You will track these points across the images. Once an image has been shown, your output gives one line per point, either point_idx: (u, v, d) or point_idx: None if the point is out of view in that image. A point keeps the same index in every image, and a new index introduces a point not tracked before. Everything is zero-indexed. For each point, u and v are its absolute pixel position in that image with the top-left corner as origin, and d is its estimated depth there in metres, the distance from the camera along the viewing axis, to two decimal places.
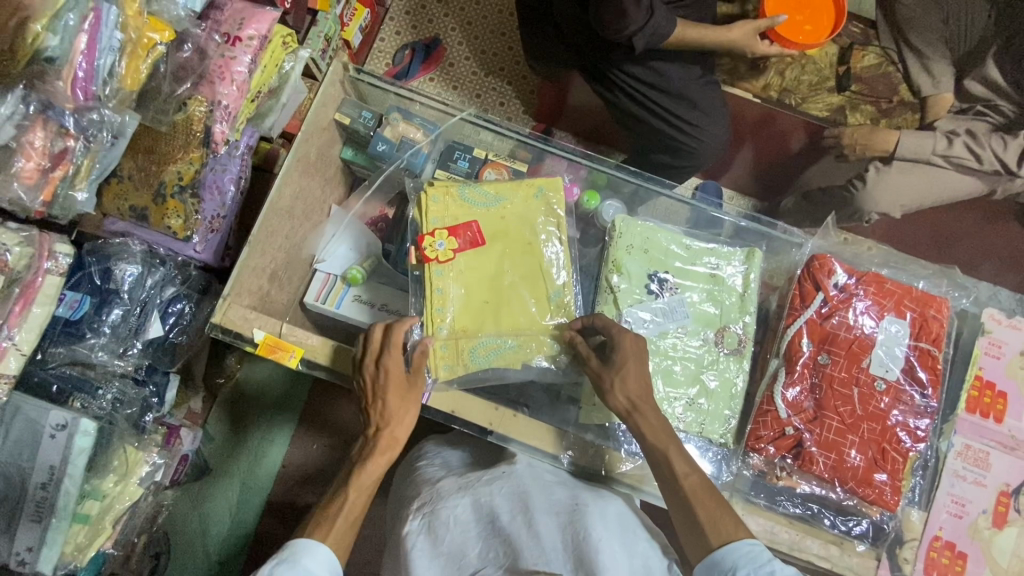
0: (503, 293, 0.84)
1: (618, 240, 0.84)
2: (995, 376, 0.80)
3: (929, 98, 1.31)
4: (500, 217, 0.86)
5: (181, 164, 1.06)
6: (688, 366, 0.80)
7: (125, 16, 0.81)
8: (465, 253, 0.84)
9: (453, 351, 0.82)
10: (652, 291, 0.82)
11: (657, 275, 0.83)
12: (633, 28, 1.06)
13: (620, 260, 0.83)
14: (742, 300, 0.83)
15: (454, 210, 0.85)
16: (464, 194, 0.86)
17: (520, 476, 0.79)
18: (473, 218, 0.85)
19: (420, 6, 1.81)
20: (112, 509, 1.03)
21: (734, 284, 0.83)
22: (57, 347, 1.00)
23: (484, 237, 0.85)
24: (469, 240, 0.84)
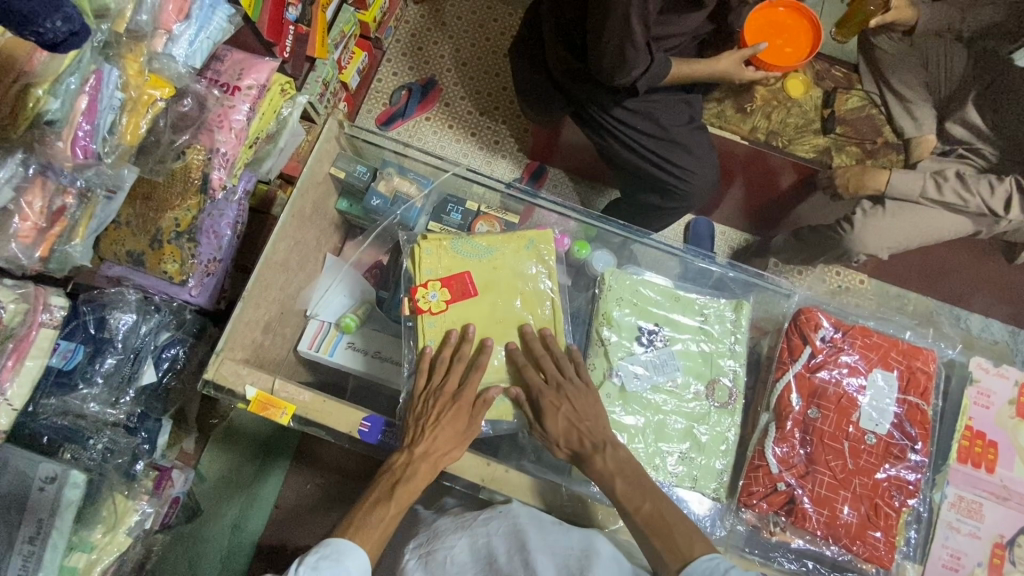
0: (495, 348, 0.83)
1: (608, 292, 0.85)
2: (985, 426, 0.81)
3: (913, 140, 1.33)
4: (492, 268, 0.86)
5: (179, 211, 1.07)
6: (680, 418, 0.80)
7: (127, 77, 0.84)
8: (456, 304, 0.84)
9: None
10: (643, 344, 0.83)
11: (650, 325, 0.84)
12: (637, 71, 1.08)
13: (609, 313, 0.84)
14: (733, 353, 0.84)
15: (447, 261, 0.86)
16: (457, 246, 0.87)
17: (514, 516, 0.79)
18: (466, 268, 0.86)
19: (416, 48, 1.87)
20: (100, 561, 1.02)
21: (725, 335, 0.84)
22: (49, 399, 1.00)
23: (479, 289, 0.85)
24: (462, 291, 0.84)
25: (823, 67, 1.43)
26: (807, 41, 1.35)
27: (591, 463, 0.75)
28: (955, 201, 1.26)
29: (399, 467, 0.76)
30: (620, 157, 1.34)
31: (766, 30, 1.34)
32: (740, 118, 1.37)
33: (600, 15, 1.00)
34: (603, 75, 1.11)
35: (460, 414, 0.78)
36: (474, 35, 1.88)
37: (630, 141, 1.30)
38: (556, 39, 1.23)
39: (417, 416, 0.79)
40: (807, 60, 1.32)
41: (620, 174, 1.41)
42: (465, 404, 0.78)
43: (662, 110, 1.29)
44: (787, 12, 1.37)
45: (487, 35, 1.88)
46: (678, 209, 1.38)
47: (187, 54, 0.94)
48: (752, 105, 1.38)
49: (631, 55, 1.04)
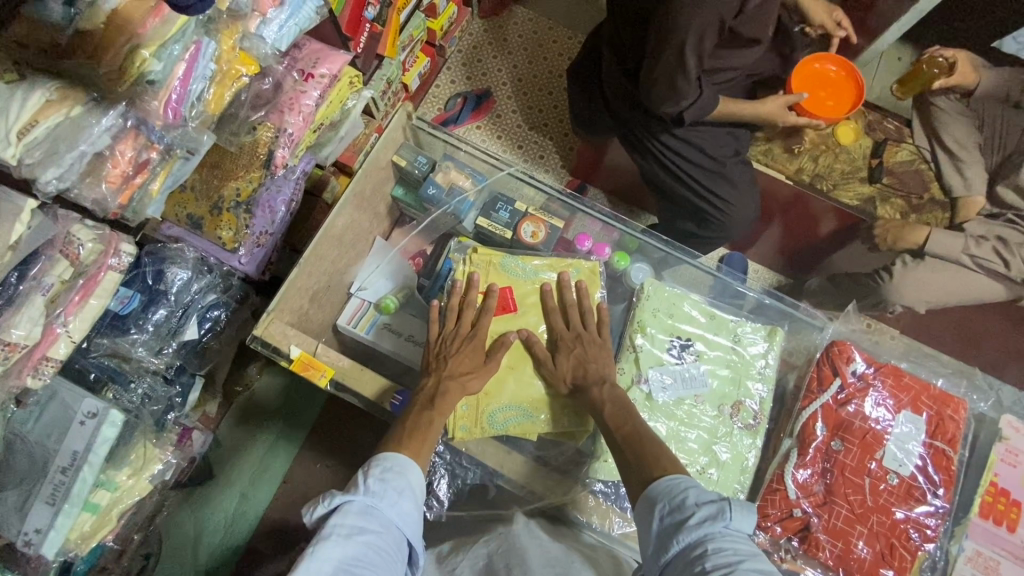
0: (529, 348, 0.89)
1: (645, 302, 0.88)
2: (1010, 484, 0.80)
3: (960, 199, 1.33)
4: (536, 289, 0.91)
5: (241, 181, 1.15)
6: (702, 430, 0.82)
7: (221, 51, 0.91)
8: (496, 317, 0.89)
9: (472, 412, 0.86)
10: (675, 355, 0.85)
11: (682, 338, 0.86)
12: (685, 102, 1.12)
13: (644, 323, 0.86)
14: (761, 372, 0.86)
15: (493, 276, 0.91)
16: (505, 264, 0.92)
17: (515, 536, 0.80)
18: (507, 286, 0.91)
19: (475, 60, 1.94)
20: (120, 502, 1.06)
21: (753, 355, 0.86)
22: (103, 338, 1.05)
23: (516, 304, 0.90)
24: (503, 303, 0.90)
25: (876, 117, 1.44)
26: (850, 101, 1.36)
27: (591, 390, 0.82)
28: (994, 262, 1.25)
29: (430, 388, 0.82)
30: (664, 184, 1.37)
31: (811, 81, 1.37)
32: (788, 158, 1.38)
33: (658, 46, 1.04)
34: (653, 103, 1.14)
35: (477, 347, 0.85)
36: (533, 53, 1.95)
37: (675, 166, 1.32)
38: (614, 64, 1.27)
39: (436, 351, 0.86)
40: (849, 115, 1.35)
41: (661, 200, 1.43)
42: (480, 339, 0.86)
43: (710, 139, 1.31)
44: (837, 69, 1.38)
45: (546, 55, 1.95)
46: (715, 238, 1.41)
47: (276, 37, 0.99)
48: (802, 146, 1.39)
49: (682, 87, 1.08)
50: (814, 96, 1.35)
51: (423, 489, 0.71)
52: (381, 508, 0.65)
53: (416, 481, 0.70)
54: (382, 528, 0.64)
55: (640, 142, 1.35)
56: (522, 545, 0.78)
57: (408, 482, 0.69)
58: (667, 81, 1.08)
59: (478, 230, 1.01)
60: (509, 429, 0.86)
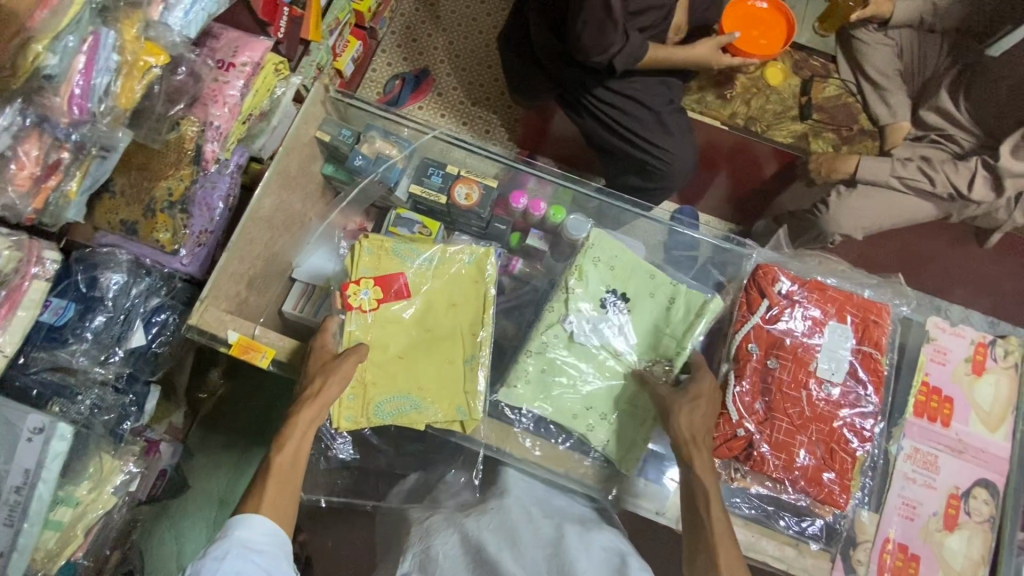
0: (431, 338, 0.90)
1: (589, 250, 0.92)
2: (941, 382, 0.85)
3: (888, 126, 1.36)
4: (425, 277, 0.92)
5: (172, 181, 1.14)
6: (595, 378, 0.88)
7: (123, 40, 0.88)
8: (388, 303, 0.89)
9: (359, 402, 0.85)
10: (604, 304, 0.90)
11: (616, 292, 0.91)
12: (614, 49, 1.14)
13: (581, 270, 0.91)
14: (662, 323, 0.90)
15: (385, 262, 0.91)
16: (397, 250, 0.92)
17: (509, 513, 0.83)
18: (400, 270, 0.91)
19: (411, 40, 1.92)
20: (85, 518, 1.05)
21: (655, 307, 0.91)
22: (40, 351, 1.03)
23: (410, 290, 0.91)
24: (396, 290, 0.90)
25: (802, 56, 1.47)
26: (780, 34, 1.40)
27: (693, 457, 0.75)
28: (919, 180, 1.28)
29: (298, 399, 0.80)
30: (604, 141, 1.37)
31: (743, 21, 1.40)
32: (720, 104, 1.42)
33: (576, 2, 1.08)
34: (583, 56, 1.16)
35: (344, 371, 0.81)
36: (468, 28, 1.93)
37: (612, 119, 1.33)
38: (540, 19, 1.27)
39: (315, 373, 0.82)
40: (782, 51, 1.37)
41: (604, 158, 1.43)
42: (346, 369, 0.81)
43: (642, 89, 1.32)
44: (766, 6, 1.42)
45: (480, 29, 1.94)
46: (658, 190, 1.41)
47: (182, 23, 0.96)
48: (733, 91, 1.42)
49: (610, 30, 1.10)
50: (746, 35, 1.38)
51: (274, 546, 0.69)
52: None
53: (255, 533, 0.68)
54: None
55: (575, 99, 1.36)
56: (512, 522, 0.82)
57: (238, 540, 0.67)
58: (595, 28, 1.10)
59: (413, 199, 1.01)
60: (398, 418, 0.85)
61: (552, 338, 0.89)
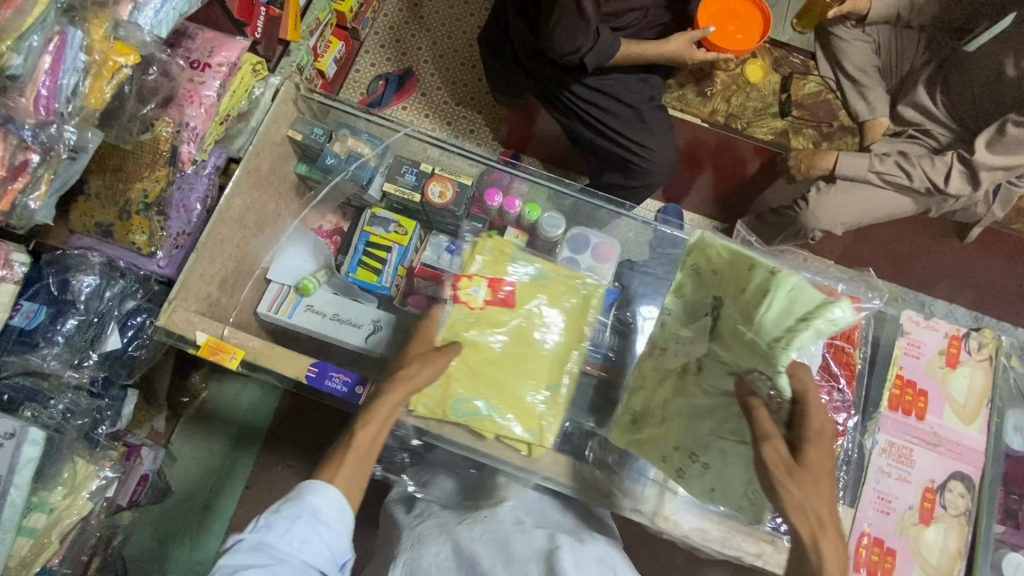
0: (521, 353, 0.86)
1: (689, 253, 0.80)
2: (915, 375, 0.85)
3: (866, 123, 1.38)
4: (539, 287, 0.90)
5: (147, 183, 1.12)
6: (697, 402, 0.77)
7: (90, 40, 0.87)
8: (493, 306, 0.87)
9: (438, 393, 0.82)
10: (706, 314, 0.77)
11: (715, 301, 0.77)
12: (584, 50, 1.14)
13: (682, 282, 0.82)
14: (746, 325, 0.70)
15: (500, 266, 0.90)
16: (514, 258, 0.90)
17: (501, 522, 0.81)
18: (513, 280, 0.89)
19: (394, 40, 1.91)
20: (60, 524, 1.03)
21: (739, 312, 0.71)
22: (11, 356, 1.01)
23: (516, 299, 0.88)
24: (501, 296, 0.88)
25: (781, 54, 1.47)
26: (757, 32, 1.39)
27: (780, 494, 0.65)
28: (896, 174, 1.28)
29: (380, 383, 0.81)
30: (585, 139, 1.37)
31: (719, 15, 1.37)
32: (701, 101, 1.41)
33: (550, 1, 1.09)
34: (554, 53, 1.15)
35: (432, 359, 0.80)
36: (452, 28, 1.93)
37: (591, 117, 1.32)
38: (518, 18, 1.28)
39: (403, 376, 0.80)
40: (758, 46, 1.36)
41: (585, 155, 1.43)
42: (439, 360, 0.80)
43: (621, 86, 1.32)
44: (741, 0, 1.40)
45: (463, 29, 1.93)
46: (640, 187, 1.40)
47: (153, 23, 0.94)
48: (713, 88, 1.42)
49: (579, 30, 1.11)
50: (721, 30, 1.35)
51: (342, 523, 0.67)
52: (273, 544, 0.62)
53: (327, 505, 0.66)
54: (274, 562, 0.60)
55: (554, 97, 1.35)
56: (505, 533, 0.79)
57: (309, 507, 0.65)
58: (568, 29, 1.10)
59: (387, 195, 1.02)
60: (471, 421, 0.82)
61: (651, 371, 0.83)
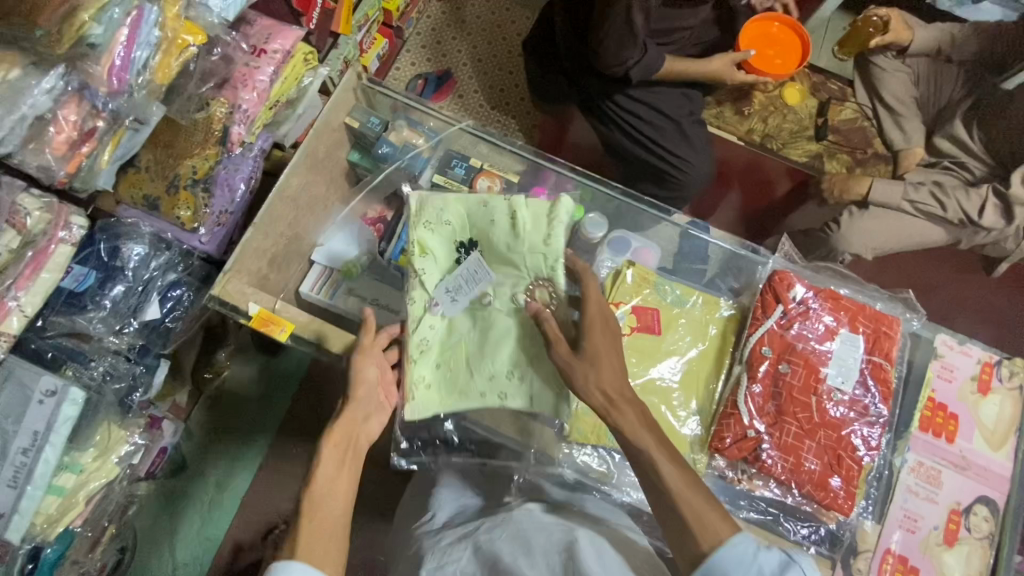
0: (648, 383, 0.78)
1: (417, 215, 0.92)
2: (947, 399, 0.86)
3: (901, 151, 1.39)
4: (683, 315, 0.82)
5: (197, 159, 1.15)
6: (483, 321, 0.87)
7: (164, 17, 0.90)
8: (637, 335, 0.80)
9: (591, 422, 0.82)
10: (457, 257, 0.91)
11: (466, 243, 0.91)
12: (631, 62, 1.16)
13: (424, 242, 0.91)
14: (517, 244, 0.88)
15: (645, 293, 0.82)
16: (659, 287, 0.84)
17: (517, 521, 0.82)
18: (655, 306, 0.82)
19: (435, 42, 1.96)
20: (88, 485, 1.06)
21: (504, 239, 0.89)
22: (59, 316, 1.03)
23: (661, 327, 0.81)
24: (649, 326, 0.80)
25: (819, 79, 1.50)
26: (796, 55, 1.40)
27: (619, 415, 0.72)
28: (930, 204, 1.29)
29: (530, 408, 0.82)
30: (624, 149, 1.39)
31: (759, 39, 1.40)
32: (738, 119, 1.44)
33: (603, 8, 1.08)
34: (601, 66, 1.18)
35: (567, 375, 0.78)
36: (491, 34, 1.97)
37: (632, 127, 1.35)
38: (565, 25, 1.27)
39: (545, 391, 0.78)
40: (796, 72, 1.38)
41: (620, 164, 1.46)
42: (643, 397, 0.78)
43: (662, 99, 1.34)
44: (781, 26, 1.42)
45: (503, 35, 1.97)
46: (675, 198, 1.42)
47: (223, 7, 0.99)
48: (751, 107, 1.45)
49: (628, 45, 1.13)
50: (762, 54, 1.38)
51: None
52: None
53: None
54: None
55: (596, 105, 1.38)
56: (524, 530, 0.80)
57: None
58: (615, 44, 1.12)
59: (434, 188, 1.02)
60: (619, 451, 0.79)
61: (428, 326, 0.88)
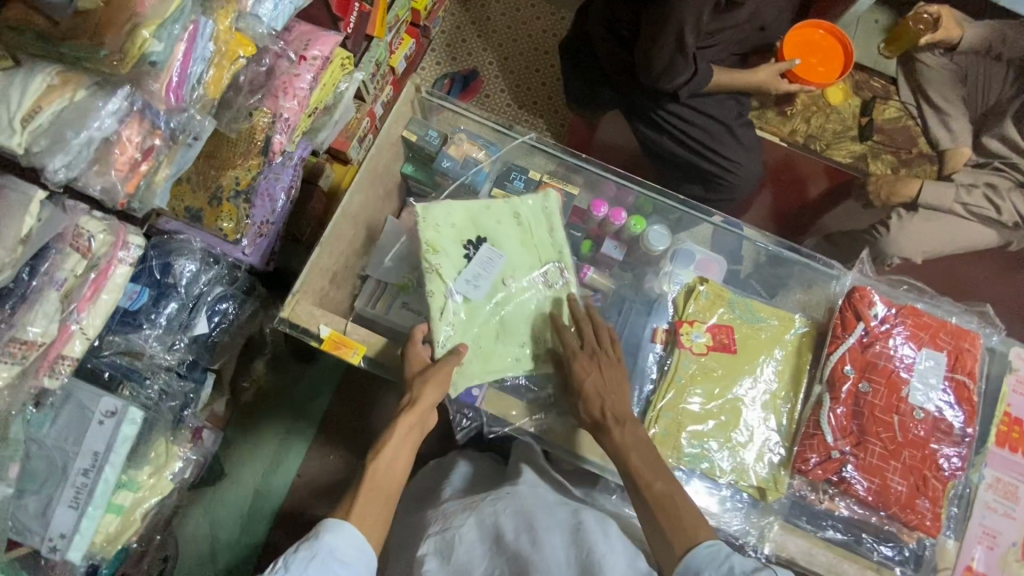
0: (729, 400, 0.84)
1: (425, 222, 0.91)
2: (1022, 413, 0.85)
3: (948, 151, 1.37)
4: (756, 334, 0.87)
5: (239, 170, 1.11)
6: (501, 305, 0.91)
7: (218, 31, 0.88)
8: (717, 353, 0.85)
9: (668, 439, 0.82)
10: (467, 255, 0.91)
11: (474, 240, 0.92)
12: (678, 82, 1.14)
13: (436, 242, 0.90)
14: (528, 231, 0.96)
15: (721, 309, 0.88)
16: (735, 303, 0.88)
17: (521, 497, 0.90)
18: (730, 323, 0.87)
19: (460, 40, 1.92)
20: (144, 503, 1.05)
21: (514, 234, 0.94)
22: (115, 335, 1.01)
23: (738, 346, 0.86)
24: (728, 343, 0.86)
25: (862, 77, 1.46)
26: (839, 65, 1.38)
27: (611, 435, 0.78)
28: (986, 208, 1.30)
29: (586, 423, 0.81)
30: (669, 153, 1.37)
31: (802, 47, 1.38)
32: (780, 120, 1.42)
33: (657, 26, 1.06)
34: (653, 83, 1.16)
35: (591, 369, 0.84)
36: (517, 31, 1.94)
37: (681, 132, 1.32)
38: (606, 36, 1.28)
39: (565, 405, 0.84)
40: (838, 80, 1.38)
41: (661, 166, 1.43)
42: (726, 420, 0.83)
43: (709, 103, 1.31)
44: (824, 33, 1.40)
45: (529, 32, 1.94)
46: (722, 201, 1.41)
47: (271, 15, 0.95)
48: (793, 108, 1.42)
49: (680, 63, 1.10)
50: (806, 62, 1.36)
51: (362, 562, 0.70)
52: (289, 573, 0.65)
53: (343, 543, 0.69)
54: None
55: (644, 112, 1.34)
56: (526, 505, 0.89)
57: (327, 545, 0.68)
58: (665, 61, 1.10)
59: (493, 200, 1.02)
60: (702, 468, 0.81)
61: (451, 315, 0.88)
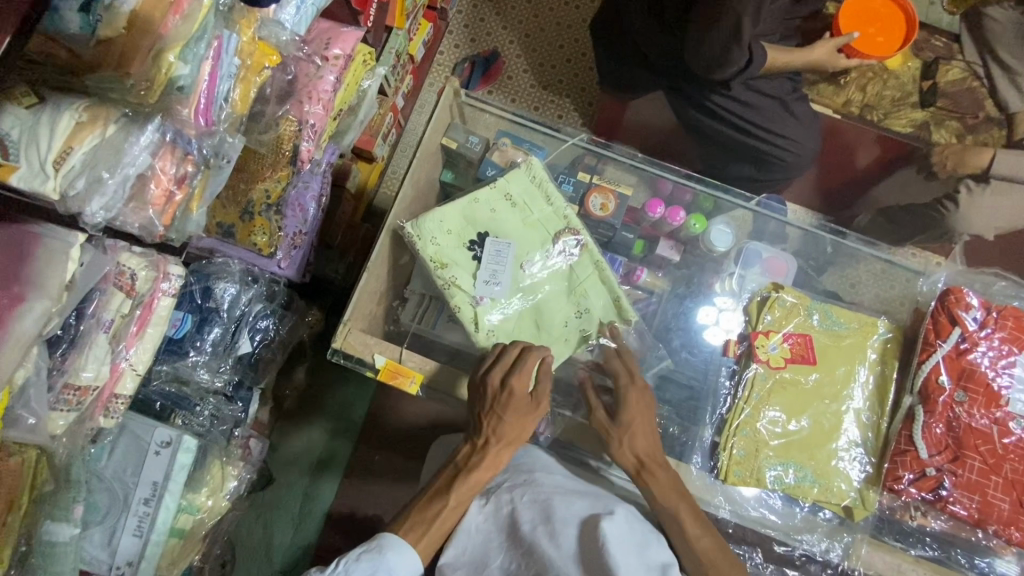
0: (814, 414, 0.84)
1: (422, 237, 0.88)
2: None
3: (1019, 114, 1.26)
4: (835, 344, 0.86)
5: (269, 183, 1.05)
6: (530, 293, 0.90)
7: (241, 44, 0.82)
8: (794, 364, 0.85)
9: (747, 458, 0.82)
10: (474, 255, 0.90)
11: (476, 239, 0.90)
12: (735, 66, 1.05)
13: (441, 256, 0.88)
14: (530, 209, 0.93)
15: (796, 322, 0.88)
16: (816, 313, 0.88)
17: (540, 485, 0.82)
18: (807, 332, 0.87)
19: (478, 20, 1.83)
20: (204, 525, 1.04)
21: (514, 218, 0.92)
22: (162, 365, 1.02)
23: (818, 358, 0.86)
24: (805, 356, 0.86)
25: (922, 36, 1.34)
26: (901, 31, 1.27)
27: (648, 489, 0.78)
28: None
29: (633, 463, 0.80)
30: (718, 135, 1.29)
31: (861, 16, 1.28)
32: (833, 90, 1.32)
33: (713, 13, 0.99)
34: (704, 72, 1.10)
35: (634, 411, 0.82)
36: (537, 5, 1.83)
37: (733, 114, 1.24)
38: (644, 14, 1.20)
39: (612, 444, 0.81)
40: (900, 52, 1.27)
41: (704, 145, 1.36)
42: (813, 440, 0.83)
43: (763, 82, 1.23)
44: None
45: (550, 6, 1.83)
46: (778, 180, 1.34)
47: (294, 20, 0.91)
48: (847, 76, 1.32)
49: (736, 52, 1.03)
50: (863, 35, 1.27)
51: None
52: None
53: (401, 563, 0.71)
54: None
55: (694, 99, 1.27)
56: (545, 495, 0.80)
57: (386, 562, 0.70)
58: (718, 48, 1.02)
59: None
60: (783, 488, 0.81)
61: (489, 321, 0.88)
